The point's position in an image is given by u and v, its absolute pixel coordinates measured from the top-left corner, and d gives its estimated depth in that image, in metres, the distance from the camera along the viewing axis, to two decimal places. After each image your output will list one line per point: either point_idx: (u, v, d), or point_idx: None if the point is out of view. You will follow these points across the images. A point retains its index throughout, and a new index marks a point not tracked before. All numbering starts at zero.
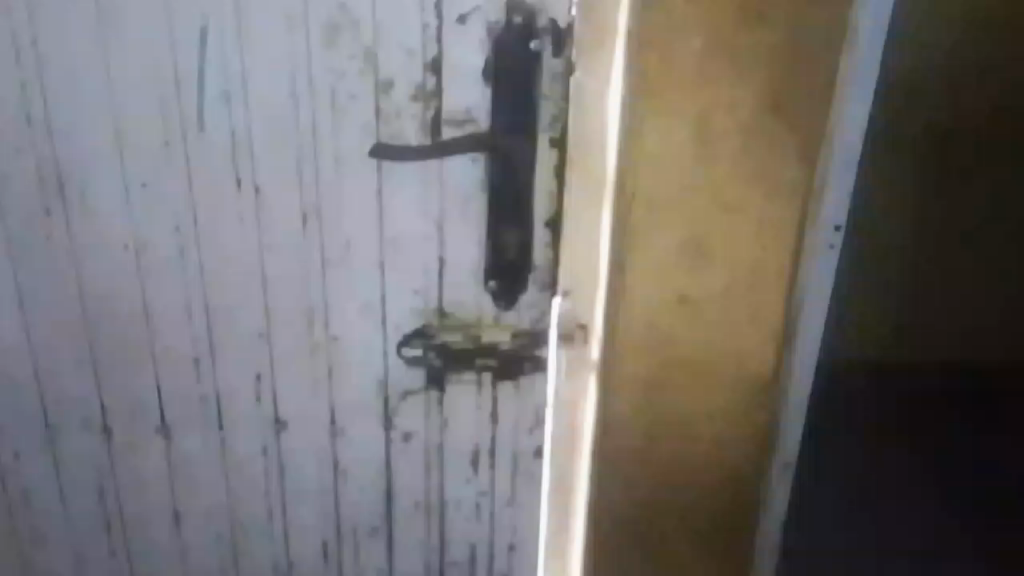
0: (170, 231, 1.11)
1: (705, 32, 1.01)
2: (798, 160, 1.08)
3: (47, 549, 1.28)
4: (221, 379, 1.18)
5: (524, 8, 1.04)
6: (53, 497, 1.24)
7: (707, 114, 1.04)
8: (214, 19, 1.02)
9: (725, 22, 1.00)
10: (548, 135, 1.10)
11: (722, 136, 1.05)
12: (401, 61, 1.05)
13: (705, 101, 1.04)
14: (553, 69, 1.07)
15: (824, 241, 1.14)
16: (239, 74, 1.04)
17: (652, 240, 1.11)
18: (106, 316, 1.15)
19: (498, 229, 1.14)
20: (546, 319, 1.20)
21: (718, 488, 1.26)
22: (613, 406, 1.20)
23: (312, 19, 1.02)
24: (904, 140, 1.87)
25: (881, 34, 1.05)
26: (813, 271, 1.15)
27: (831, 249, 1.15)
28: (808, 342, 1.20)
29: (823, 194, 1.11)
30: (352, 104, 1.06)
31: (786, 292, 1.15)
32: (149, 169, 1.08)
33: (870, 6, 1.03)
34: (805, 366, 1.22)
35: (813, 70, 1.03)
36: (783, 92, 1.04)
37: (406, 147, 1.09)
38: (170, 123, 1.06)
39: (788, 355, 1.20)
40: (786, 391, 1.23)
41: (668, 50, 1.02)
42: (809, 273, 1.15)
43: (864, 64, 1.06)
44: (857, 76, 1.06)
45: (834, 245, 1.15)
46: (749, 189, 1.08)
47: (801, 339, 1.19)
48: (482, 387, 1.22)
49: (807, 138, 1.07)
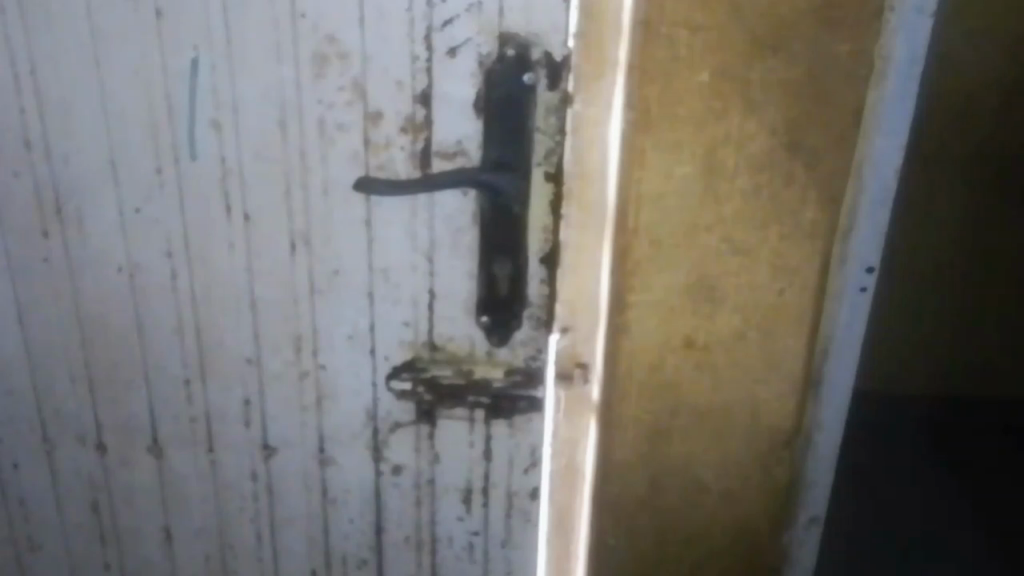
0: (161, 256, 1.11)
1: (714, 66, 0.99)
2: (818, 200, 1.06)
3: (44, 556, 1.31)
4: (213, 402, 1.19)
5: (517, 41, 1.03)
6: (49, 506, 1.27)
7: (716, 149, 1.03)
8: (205, 51, 1.01)
9: (735, 55, 0.99)
10: (543, 169, 1.08)
11: (732, 173, 1.04)
12: (388, 93, 1.04)
13: (712, 137, 1.02)
14: (547, 102, 1.05)
15: (856, 282, 1.10)
16: (230, 101, 1.03)
17: (657, 281, 1.09)
18: (100, 334, 1.16)
19: (489, 264, 1.12)
20: (543, 356, 1.17)
21: (722, 537, 1.24)
22: (616, 448, 1.17)
23: (300, 50, 1.02)
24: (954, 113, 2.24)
25: (911, 64, 1.00)
26: (838, 319, 1.12)
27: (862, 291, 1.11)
28: (833, 397, 1.16)
29: (849, 237, 1.08)
30: (342, 134, 1.05)
31: (805, 338, 1.12)
32: (141, 194, 1.08)
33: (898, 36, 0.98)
34: (832, 420, 1.18)
35: (824, 110, 1.01)
36: (795, 131, 1.02)
37: (394, 180, 1.08)
38: (161, 151, 1.06)
39: (815, 407, 1.17)
40: (812, 444, 1.19)
41: (668, 83, 1.00)
42: (837, 316, 1.11)
43: (896, 98, 1.01)
44: (888, 110, 1.02)
45: (865, 288, 1.10)
46: (763, 230, 1.07)
47: (829, 396, 1.16)
48: (475, 423, 1.20)
49: (827, 177, 1.05)
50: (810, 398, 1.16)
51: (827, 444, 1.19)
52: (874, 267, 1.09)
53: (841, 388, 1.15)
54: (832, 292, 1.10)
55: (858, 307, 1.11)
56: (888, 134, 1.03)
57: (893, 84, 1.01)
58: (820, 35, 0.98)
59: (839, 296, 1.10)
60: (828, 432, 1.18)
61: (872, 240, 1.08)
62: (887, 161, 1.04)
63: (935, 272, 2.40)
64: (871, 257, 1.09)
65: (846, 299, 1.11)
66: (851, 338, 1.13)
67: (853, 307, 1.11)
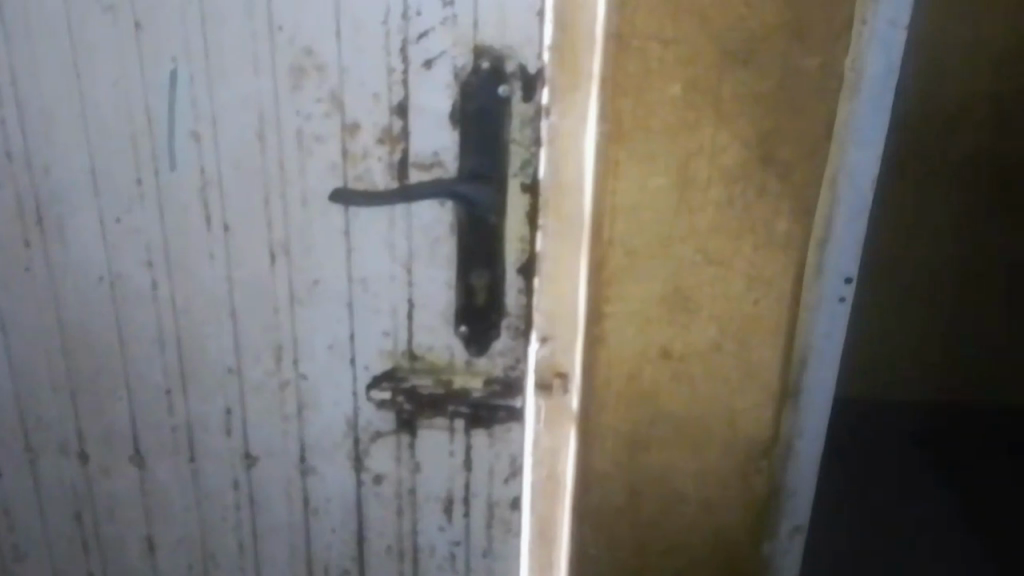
0: (141, 265, 1.13)
1: (684, 79, 1.06)
2: (792, 212, 1.11)
3: (28, 565, 1.32)
4: (194, 411, 1.20)
5: (492, 53, 1.03)
6: (32, 513, 1.28)
7: (691, 159, 1.09)
8: (183, 63, 1.03)
9: (708, 72, 1.05)
10: (519, 179, 1.08)
11: (705, 181, 1.10)
12: (364, 105, 1.05)
13: (687, 147, 1.09)
14: (523, 114, 1.05)
15: (834, 292, 1.15)
16: (209, 112, 1.05)
17: (634, 291, 1.16)
18: (81, 343, 1.17)
19: (467, 273, 1.12)
20: (522, 365, 1.17)
21: (702, 535, 1.31)
22: (595, 454, 1.26)
23: (276, 62, 1.03)
24: (929, 115, 2.30)
25: (887, 78, 1.04)
26: (816, 325, 1.16)
27: (841, 302, 1.15)
28: (814, 407, 1.21)
29: (826, 248, 1.13)
30: (320, 145, 1.07)
31: (780, 348, 1.18)
32: (122, 204, 1.10)
33: (871, 51, 1.02)
34: (811, 429, 1.23)
35: (796, 121, 1.07)
36: (767, 142, 1.08)
37: (373, 191, 1.09)
38: (141, 161, 1.08)
39: (793, 416, 1.22)
40: (795, 453, 1.24)
41: (642, 99, 1.07)
42: (814, 326, 1.16)
43: (871, 112, 1.05)
44: (863, 123, 1.06)
45: (844, 298, 1.15)
46: (737, 240, 1.13)
47: (808, 406, 1.21)
48: (455, 433, 1.20)
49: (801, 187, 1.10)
50: (788, 406, 1.21)
51: (807, 451, 1.24)
52: (851, 277, 1.14)
53: (822, 394, 1.20)
54: (808, 305, 1.16)
55: (836, 317, 1.16)
56: (860, 146, 1.07)
57: (866, 98, 1.05)
58: (792, 48, 1.03)
59: (817, 305, 1.15)
60: (807, 441, 1.23)
61: (848, 250, 1.13)
62: (862, 171, 1.09)
63: (916, 273, 2.47)
64: (848, 267, 1.13)
65: (825, 309, 1.15)
66: (830, 346, 1.17)
67: (832, 316, 1.16)
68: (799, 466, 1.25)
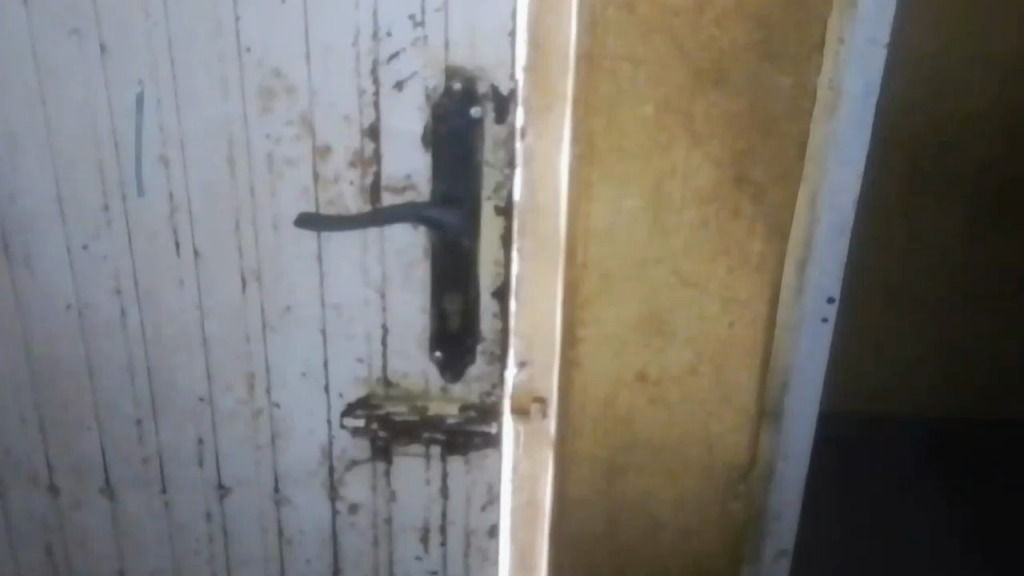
0: (110, 293, 1.11)
1: (657, 90, 1.00)
2: (765, 231, 1.07)
3: None
4: (165, 442, 1.18)
5: (463, 75, 1.04)
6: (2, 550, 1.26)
7: (660, 183, 1.04)
8: (150, 85, 1.02)
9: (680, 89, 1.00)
10: (492, 203, 1.09)
11: (677, 209, 1.05)
12: (336, 128, 1.05)
13: (658, 170, 1.04)
14: (496, 135, 1.06)
15: (818, 312, 1.12)
16: (177, 135, 1.04)
17: (606, 312, 1.10)
18: (49, 374, 1.15)
19: (441, 298, 1.12)
20: (499, 390, 1.17)
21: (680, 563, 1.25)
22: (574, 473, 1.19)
23: (245, 85, 1.03)
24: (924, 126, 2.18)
25: (867, 89, 1.02)
26: (799, 350, 1.14)
27: (824, 322, 1.12)
28: (800, 421, 1.17)
29: (806, 270, 1.10)
30: (290, 168, 1.06)
31: (758, 376, 1.14)
32: (89, 231, 1.08)
33: (857, 48, 0.99)
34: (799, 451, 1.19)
35: (773, 132, 1.02)
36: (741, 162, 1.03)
37: (345, 216, 1.08)
38: (109, 187, 1.06)
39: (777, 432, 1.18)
40: (776, 470, 1.20)
41: (607, 99, 1.01)
42: (798, 345, 1.13)
43: (851, 123, 1.03)
44: (845, 132, 1.03)
45: (827, 319, 1.12)
46: (710, 266, 1.08)
47: (792, 421, 1.17)
48: (431, 460, 1.19)
49: (777, 206, 1.06)
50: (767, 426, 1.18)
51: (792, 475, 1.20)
52: (835, 298, 1.11)
53: (806, 413, 1.17)
54: (791, 325, 1.12)
55: (819, 338, 1.13)
56: (844, 164, 1.05)
57: (845, 115, 1.02)
58: (763, 69, 0.99)
59: (800, 327, 1.12)
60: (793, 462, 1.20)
61: (832, 269, 1.10)
62: (843, 191, 1.06)
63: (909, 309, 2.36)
64: (831, 288, 1.11)
65: (807, 330, 1.12)
66: (813, 366, 1.14)
67: (814, 337, 1.13)
68: (780, 483, 1.21)
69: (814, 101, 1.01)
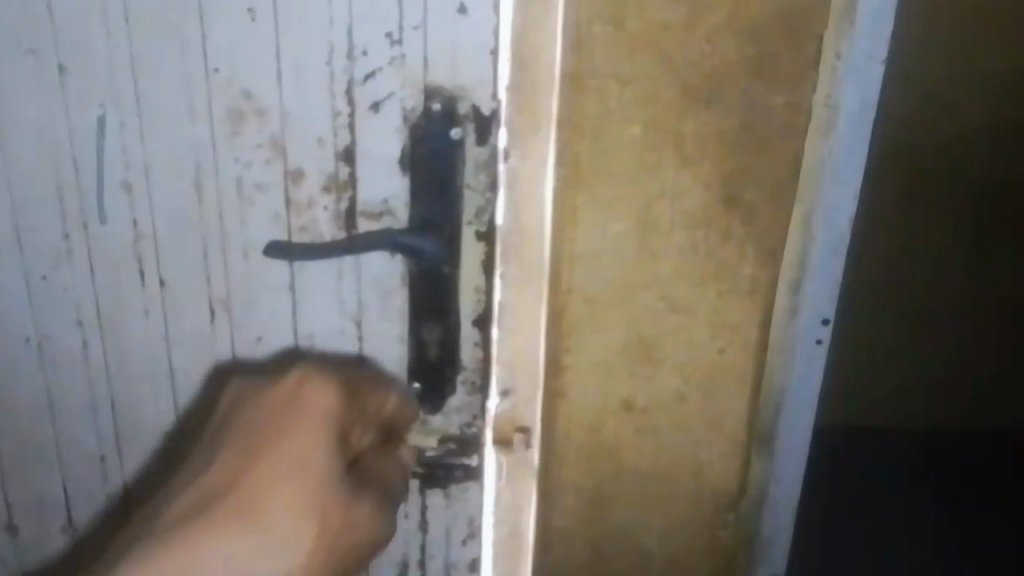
0: (72, 326, 1.07)
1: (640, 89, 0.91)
2: (756, 257, 0.99)
3: None
4: (130, 479, 1.14)
5: (443, 94, 0.99)
6: None
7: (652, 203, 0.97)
8: (112, 107, 0.97)
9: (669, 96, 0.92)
10: (473, 228, 1.04)
11: (668, 232, 0.98)
12: (308, 152, 1.00)
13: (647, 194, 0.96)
14: (476, 158, 1.01)
15: (811, 335, 1.05)
16: (141, 161, 1.00)
17: (595, 337, 1.03)
18: (9, 408, 1.12)
19: (419, 328, 1.09)
20: (478, 423, 1.14)
21: None
22: (558, 504, 1.12)
23: (212, 107, 0.98)
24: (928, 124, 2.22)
25: (858, 112, 0.94)
26: (792, 369, 1.06)
27: (818, 344, 1.05)
28: (793, 445, 1.11)
29: (801, 288, 1.02)
30: (261, 193, 1.02)
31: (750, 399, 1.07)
32: (49, 262, 1.04)
33: (843, 83, 0.92)
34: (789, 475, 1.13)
35: (765, 156, 0.94)
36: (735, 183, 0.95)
37: (319, 242, 1.04)
38: (69, 216, 1.02)
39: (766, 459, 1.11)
40: (767, 495, 1.14)
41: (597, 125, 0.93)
42: (788, 370, 1.06)
43: (843, 149, 0.95)
44: (836, 159, 0.95)
45: (821, 340, 1.05)
46: (699, 288, 1.01)
47: (783, 444, 1.10)
48: (410, 492, 1.18)
49: (764, 232, 0.98)
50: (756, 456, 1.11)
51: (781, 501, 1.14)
52: (828, 320, 1.04)
53: (799, 443, 1.11)
54: (780, 351, 1.06)
55: (811, 361, 1.06)
56: (837, 184, 0.97)
57: (839, 134, 0.94)
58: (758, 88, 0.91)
59: (792, 348, 1.05)
60: (783, 488, 1.14)
61: (827, 291, 1.02)
62: (836, 212, 0.98)
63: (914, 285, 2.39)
64: (827, 310, 1.03)
65: (799, 355, 1.06)
66: (803, 393, 1.08)
67: (807, 360, 1.06)
68: (772, 511, 1.15)
69: (809, 119, 0.93)
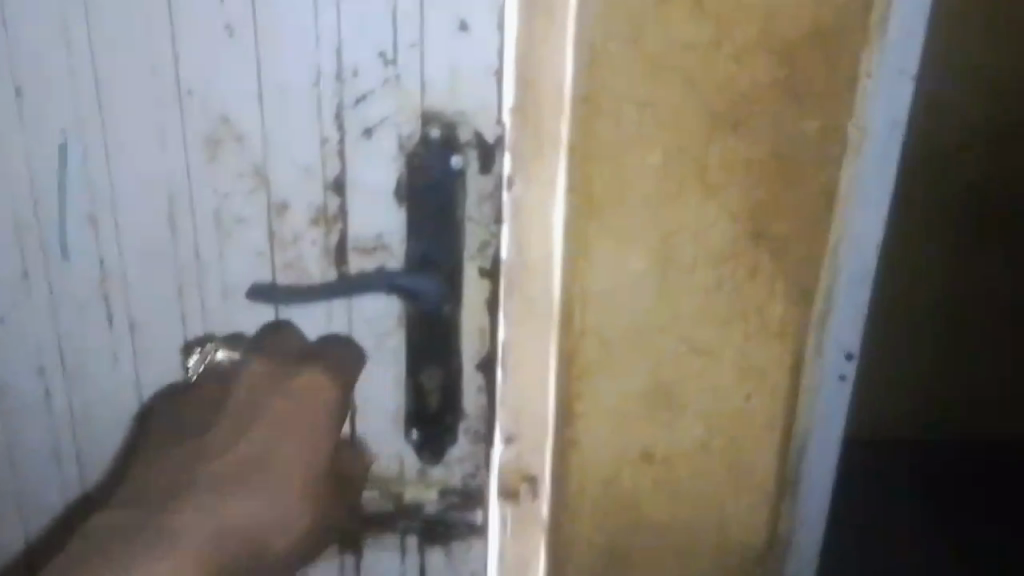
0: (33, 373, 0.97)
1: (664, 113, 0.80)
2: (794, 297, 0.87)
3: None
4: None
5: (442, 119, 0.90)
6: None
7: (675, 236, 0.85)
8: (76, 134, 0.88)
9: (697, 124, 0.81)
10: (476, 264, 0.95)
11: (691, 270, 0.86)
12: (294, 182, 0.91)
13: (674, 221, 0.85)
14: (481, 189, 0.92)
15: (833, 370, 0.89)
16: (108, 193, 0.90)
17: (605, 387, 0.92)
18: None
19: (418, 372, 0.99)
20: (482, 474, 1.04)
21: None
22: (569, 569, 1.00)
23: (187, 132, 0.88)
24: None
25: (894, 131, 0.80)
26: (813, 411, 0.90)
27: (841, 380, 0.89)
28: (815, 498, 0.95)
29: (826, 323, 0.87)
30: (242, 228, 0.92)
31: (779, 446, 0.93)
32: (7, 302, 0.94)
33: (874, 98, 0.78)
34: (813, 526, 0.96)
35: (804, 189, 0.83)
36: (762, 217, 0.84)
37: (305, 282, 0.95)
38: (27, 253, 0.92)
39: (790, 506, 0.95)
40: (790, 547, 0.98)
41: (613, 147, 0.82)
42: (811, 408, 0.90)
43: (872, 175, 0.81)
44: (866, 187, 0.82)
45: (846, 375, 0.89)
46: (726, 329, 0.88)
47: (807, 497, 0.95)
48: (407, 551, 1.07)
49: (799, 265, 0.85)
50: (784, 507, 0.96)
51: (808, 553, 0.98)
52: (854, 353, 0.88)
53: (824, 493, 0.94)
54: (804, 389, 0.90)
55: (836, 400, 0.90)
56: (867, 210, 0.83)
57: (868, 157, 0.80)
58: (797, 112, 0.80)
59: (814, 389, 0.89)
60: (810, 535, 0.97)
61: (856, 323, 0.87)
62: (869, 240, 0.84)
63: None
64: (850, 340, 0.87)
65: (820, 389, 0.89)
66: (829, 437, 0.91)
67: (829, 398, 0.90)
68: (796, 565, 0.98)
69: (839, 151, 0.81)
